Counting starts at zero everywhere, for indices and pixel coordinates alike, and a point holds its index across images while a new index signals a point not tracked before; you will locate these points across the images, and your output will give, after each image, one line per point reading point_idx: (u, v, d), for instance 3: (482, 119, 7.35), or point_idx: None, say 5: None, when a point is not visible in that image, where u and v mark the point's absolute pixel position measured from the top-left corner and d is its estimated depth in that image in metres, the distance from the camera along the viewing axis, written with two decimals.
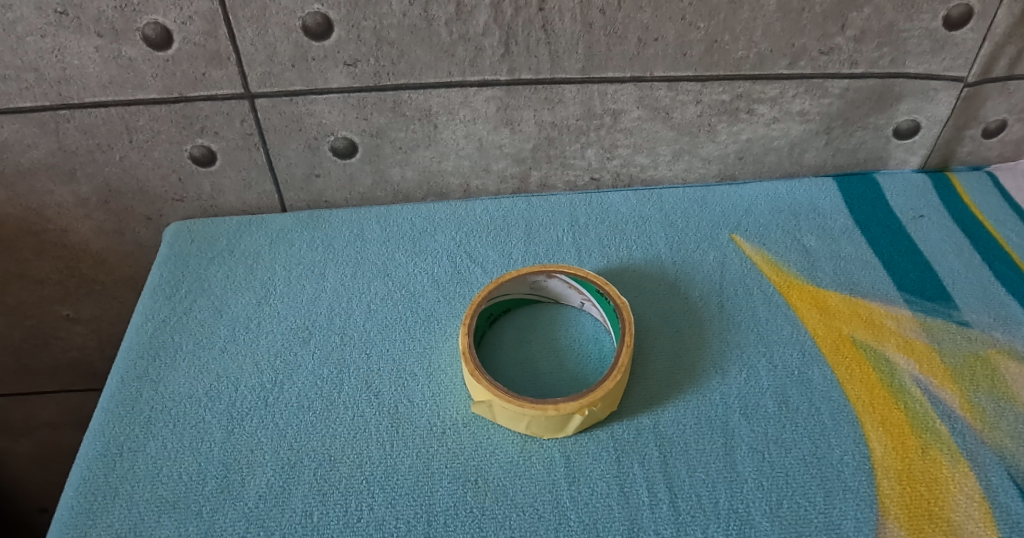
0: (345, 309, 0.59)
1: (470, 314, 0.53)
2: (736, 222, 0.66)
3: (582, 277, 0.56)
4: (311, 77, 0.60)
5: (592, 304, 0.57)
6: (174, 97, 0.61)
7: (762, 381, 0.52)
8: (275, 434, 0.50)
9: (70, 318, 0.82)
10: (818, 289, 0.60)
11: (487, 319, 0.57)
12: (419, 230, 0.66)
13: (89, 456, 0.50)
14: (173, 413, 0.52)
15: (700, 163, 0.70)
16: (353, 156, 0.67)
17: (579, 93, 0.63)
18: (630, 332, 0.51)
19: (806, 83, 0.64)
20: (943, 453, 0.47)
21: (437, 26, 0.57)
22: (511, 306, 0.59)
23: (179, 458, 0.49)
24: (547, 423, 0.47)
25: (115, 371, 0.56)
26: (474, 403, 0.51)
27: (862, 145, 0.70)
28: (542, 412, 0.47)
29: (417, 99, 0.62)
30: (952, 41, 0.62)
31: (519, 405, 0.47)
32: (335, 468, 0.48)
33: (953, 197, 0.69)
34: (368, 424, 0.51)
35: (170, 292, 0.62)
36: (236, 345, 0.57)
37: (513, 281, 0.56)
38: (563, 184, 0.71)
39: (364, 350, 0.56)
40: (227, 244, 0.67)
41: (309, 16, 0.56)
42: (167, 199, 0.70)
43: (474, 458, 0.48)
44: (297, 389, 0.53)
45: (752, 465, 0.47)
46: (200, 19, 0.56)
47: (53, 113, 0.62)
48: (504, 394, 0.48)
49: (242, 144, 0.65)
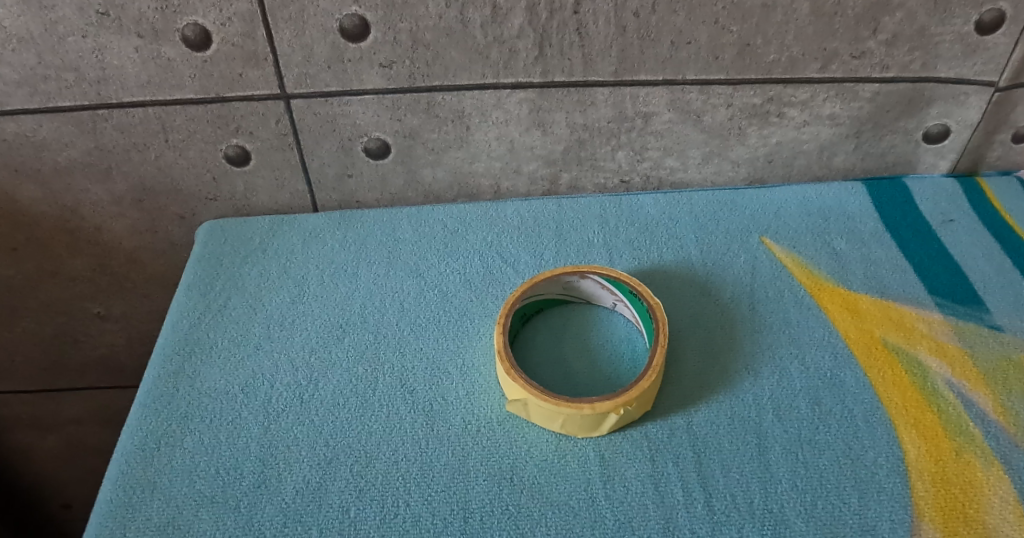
0: (379, 308, 0.60)
1: (505, 313, 0.54)
2: (766, 225, 0.67)
3: (615, 278, 0.56)
4: (346, 79, 0.61)
5: (624, 305, 0.57)
6: (211, 97, 0.62)
7: (795, 383, 0.53)
8: (311, 430, 0.51)
9: (100, 316, 0.83)
10: (849, 292, 0.60)
11: (520, 319, 0.57)
12: (450, 231, 0.67)
13: (127, 450, 0.51)
14: (209, 409, 0.53)
15: (729, 166, 0.70)
16: (386, 157, 0.67)
17: (610, 96, 0.63)
18: (664, 332, 0.52)
19: (837, 87, 0.64)
20: (977, 456, 0.47)
21: (473, 29, 0.57)
22: (543, 306, 0.60)
23: (217, 453, 0.50)
24: (582, 421, 0.48)
25: (151, 367, 0.57)
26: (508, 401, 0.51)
27: (891, 149, 0.70)
28: (578, 411, 0.47)
29: (450, 101, 0.62)
30: (984, 46, 0.62)
31: (555, 403, 0.47)
32: (371, 465, 0.48)
33: (982, 201, 0.69)
34: (403, 421, 0.51)
35: (205, 289, 0.63)
36: (270, 342, 0.58)
37: (546, 281, 0.57)
38: (592, 186, 0.71)
39: (397, 349, 0.57)
40: (259, 243, 0.67)
41: (346, 18, 0.57)
42: (201, 199, 0.71)
43: (509, 456, 0.48)
44: (332, 387, 0.54)
45: (786, 466, 0.47)
46: (239, 20, 0.57)
47: (92, 113, 0.63)
48: (539, 392, 0.48)
49: (276, 144, 0.66)
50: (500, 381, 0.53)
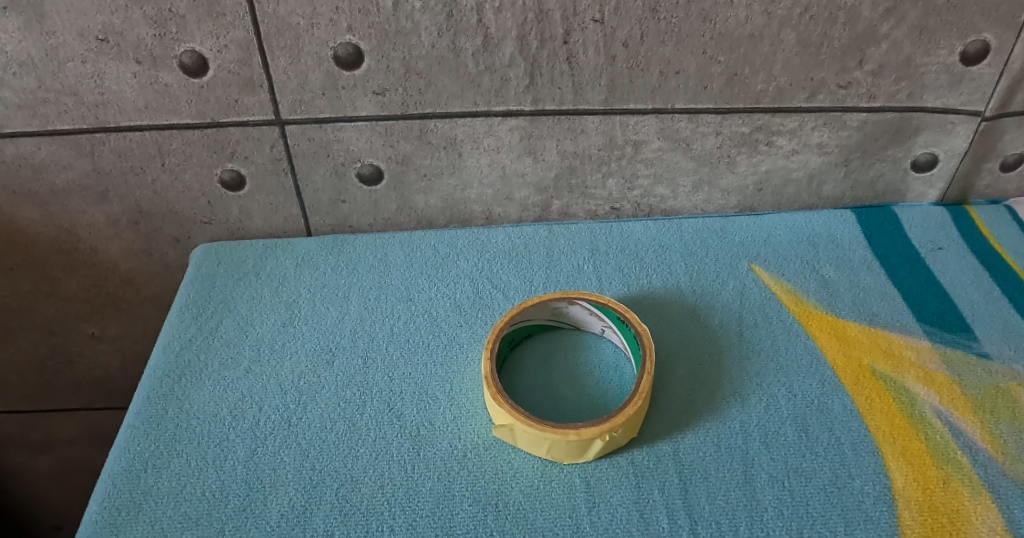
0: (369, 332, 0.60)
1: (493, 338, 0.54)
2: (755, 252, 0.67)
3: (603, 304, 0.56)
4: (340, 105, 0.62)
5: (612, 331, 0.58)
6: (207, 122, 0.63)
7: (782, 410, 0.53)
8: (298, 453, 0.51)
9: (94, 336, 0.83)
10: (838, 319, 0.60)
11: (509, 344, 0.57)
12: (441, 256, 0.68)
13: (114, 472, 0.51)
14: (197, 431, 0.53)
15: (719, 194, 0.71)
16: (379, 182, 0.68)
17: (600, 124, 0.64)
18: (650, 358, 0.52)
19: (825, 116, 0.65)
20: (964, 485, 0.47)
21: (464, 57, 0.59)
22: (532, 332, 0.60)
23: (203, 475, 0.50)
24: (568, 447, 0.48)
25: (141, 389, 0.57)
26: (495, 426, 0.51)
27: (880, 178, 0.71)
28: (564, 436, 0.47)
29: (442, 128, 0.63)
30: (970, 76, 0.63)
31: (541, 429, 0.47)
32: (357, 489, 0.48)
33: (971, 229, 0.69)
34: (390, 445, 0.51)
35: (197, 311, 0.63)
36: (260, 365, 0.58)
37: (535, 306, 0.57)
38: (583, 213, 0.72)
39: (387, 373, 0.57)
40: (253, 266, 0.68)
41: (341, 46, 0.58)
42: (196, 222, 0.72)
43: (495, 482, 0.48)
44: (320, 410, 0.54)
45: (772, 494, 0.47)
46: (236, 48, 0.58)
47: (89, 136, 0.64)
48: (525, 418, 0.49)
49: (271, 169, 0.67)
50: (487, 407, 0.53)
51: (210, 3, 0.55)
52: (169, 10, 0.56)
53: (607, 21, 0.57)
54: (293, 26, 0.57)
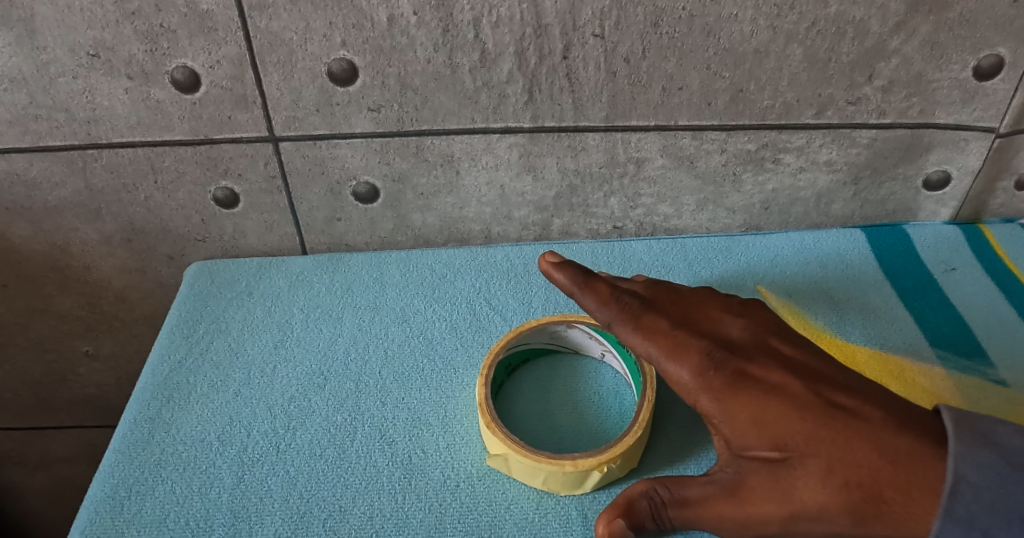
0: (362, 355, 0.59)
1: (488, 363, 0.52)
2: (762, 273, 0.65)
3: (603, 328, 0.55)
4: (335, 122, 0.60)
5: (613, 356, 0.56)
6: (200, 138, 0.62)
7: None
8: (286, 481, 0.49)
9: (89, 355, 0.82)
10: (847, 344, 0.57)
11: (506, 369, 0.56)
12: (438, 276, 0.66)
13: (97, 498, 0.49)
14: (183, 456, 0.52)
15: (724, 213, 0.69)
16: (375, 201, 0.67)
17: (602, 141, 0.62)
18: (651, 386, 0.50)
19: (833, 133, 0.63)
20: None
21: (462, 73, 0.57)
22: (531, 356, 0.58)
23: (188, 503, 0.48)
24: (564, 479, 0.46)
25: (127, 412, 0.56)
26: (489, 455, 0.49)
27: (890, 196, 0.69)
28: (560, 467, 0.45)
29: (439, 145, 0.62)
30: (983, 91, 0.61)
31: (536, 460, 0.46)
32: (346, 520, 0.46)
33: (985, 249, 0.67)
34: (381, 474, 0.49)
35: (187, 332, 0.62)
36: (250, 389, 0.56)
37: (533, 330, 0.55)
38: (585, 232, 0.70)
39: (379, 399, 0.55)
40: (246, 285, 0.66)
41: (335, 62, 0.57)
42: (190, 240, 0.70)
43: (488, 514, 0.46)
44: (310, 436, 0.52)
45: None
46: (228, 64, 0.57)
47: (81, 152, 0.62)
48: (520, 447, 0.47)
49: (265, 187, 0.66)
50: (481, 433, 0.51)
51: (201, 19, 0.54)
52: (160, 26, 0.55)
53: (607, 36, 0.55)
54: (286, 41, 0.55)
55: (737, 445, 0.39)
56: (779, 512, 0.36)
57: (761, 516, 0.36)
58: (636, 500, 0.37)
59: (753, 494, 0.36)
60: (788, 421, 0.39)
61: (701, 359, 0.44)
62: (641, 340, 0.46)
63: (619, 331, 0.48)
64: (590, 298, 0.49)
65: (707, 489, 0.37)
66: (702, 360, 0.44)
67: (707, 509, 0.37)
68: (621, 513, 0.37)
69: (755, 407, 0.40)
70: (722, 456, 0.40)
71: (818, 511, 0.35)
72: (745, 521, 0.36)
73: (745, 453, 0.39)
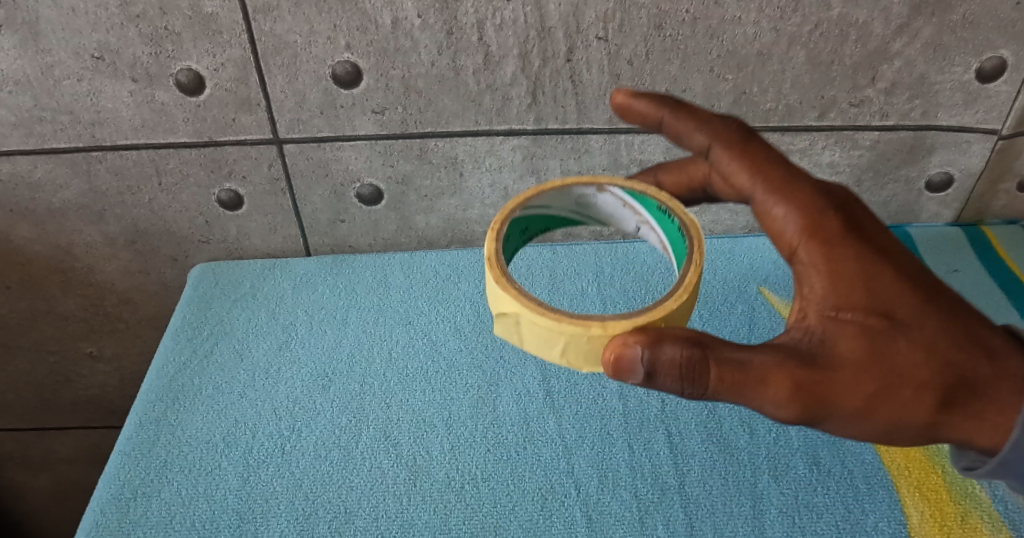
0: (367, 356, 0.59)
1: (502, 218, 0.38)
2: (765, 275, 0.65)
3: (639, 191, 0.41)
4: (339, 124, 0.61)
5: (651, 228, 0.42)
6: (204, 141, 0.62)
7: (792, 442, 0.51)
8: (291, 483, 0.50)
9: (92, 356, 0.82)
10: None
11: (521, 232, 0.42)
12: (442, 278, 0.66)
13: (103, 500, 0.49)
14: (189, 458, 0.52)
15: (727, 215, 0.69)
16: (378, 203, 0.67)
17: (605, 144, 0.62)
18: (699, 251, 0.35)
19: (836, 135, 0.63)
20: (984, 522, 0.45)
21: (465, 76, 0.57)
22: (553, 225, 0.46)
23: (194, 504, 0.49)
24: (591, 351, 0.33)
25: (133, 413, 0.56)
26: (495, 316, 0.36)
27: (893, 198, 0.69)
28: (556, 330, 0.32)
29: (443, 147, 0.62)
30: (986, 93, 0.61)
31: (556, 319, 0.32)
32: (351, 522, 0.47)
33: (988, 250, 0.67)
34: (386, 476, 0.50)
35: (192, 334, 0.62)
36: (255, 391, 0.57)
37: (556, 191, 0.41)
38: (588, 234, 0.70)
39: (384, 401, 0.55)
40: (251, 287, 0.67)
41: (339, 64, 0.57)
42: (193, 241, 0.70)
43: (493, 515, 0.47)
44: (314, 438, 0.53)
45: (781, 530, 0.45)
46: (232, 66, 0.57)
47: (85, 155, 0.63)
48: (533, 302, 0.33)
49: (268, 189, 0.66)
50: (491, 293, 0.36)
51: (206, 21, 0.54)
52: (165, 28, 0.55)
53: (611, 39, 0.56)
54: (290, 44, 0.56)
55: (830, 301, 0.31)
56: (872, 387, 0.29)
57: (845, 391, 0.29)
58: (668, 343, 0.28)
59: (847, 363, 0.29)
60: (901, 287, 0.31)
61: (814, 198, 0.33)
62: (737, 169, 0.37)
63: (715, 151, 0.39)
64: (678, 119, 0.40)
65: (782, 350, 0.29)
66: (822, 201, 0.33)
67: (775, 375, 0.28)
68: (644, 343, 0.29)
69: (869, 266, 0.31)
70: (808, 317, 0.31)
71: (903, 393, 0.29)
72: (824, 395, 0.29)
73: (840, 313, 0.30)
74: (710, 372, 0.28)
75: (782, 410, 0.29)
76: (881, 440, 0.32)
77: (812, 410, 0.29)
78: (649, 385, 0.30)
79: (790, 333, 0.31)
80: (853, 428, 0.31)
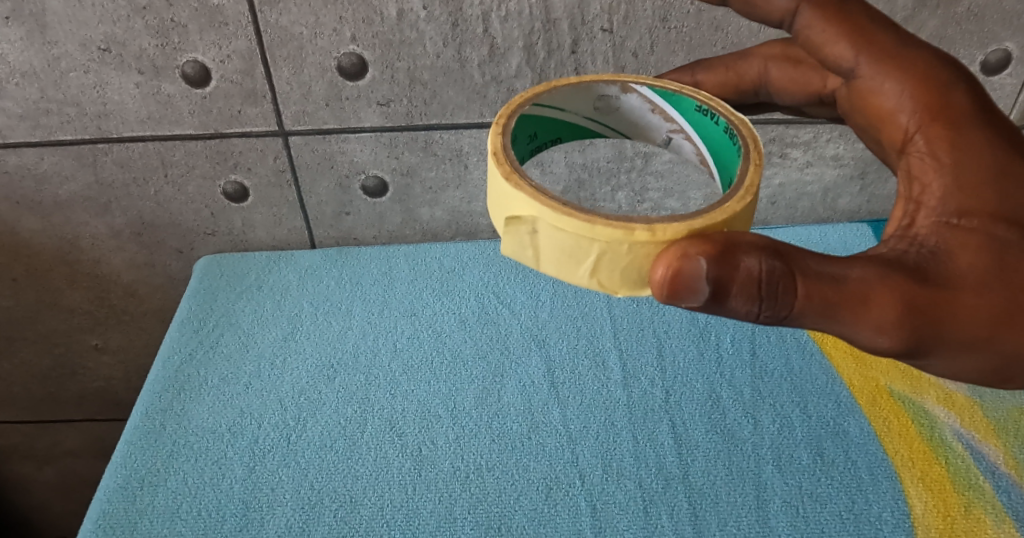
0: (372, 348, 0.59)
1: (507, 113, 0.34)
2: None
3: (672, 92, 0.38)
4: (344, 116, 0.61)
5: (686, 135, 0.39)
6: (210, 133, 0.62)
7: (796, 433, 0.51)
8: (297, 472, 0.50)
9: (97, 348, 0.82)
10: None
11: (531, 138, 0.38)
12: (446, 270, 0.66)
13: (110, 489, 0.50)
14: (195, 448, 0.52)
15: None
16: (383, 195, 0.67)
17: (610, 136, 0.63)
18: (756, 146, 0.32)
19: (841, 128, 0.63)
20: (987, 512, 0.46)
21: (470, 67, 0.57)
22: (566, 135, 0.41)
23: (200, 493, 0.49)
24: (627, 264, 0.28)
25: (139, 404, 0.56)
26: (503, 228, 0.30)
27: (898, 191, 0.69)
28: (588, 236, 0.27)
29: (448, 139, 0.62)
30: (991, 86, 0.61)
31: (588, 221, 0.27)
32: (356, 511, 0.47)
33: None
34: (391, 466, 0.50)
35: (197, 326, 0.62)
36: (261, 382, 0.57)
37: (574, 89, 0.38)
38: None
39: (389, 392, 0.55)
40: (255, 279, 0.67)
41: (345, 56, 0.57)
42: (199, 233, 0.71)
43: (498, 505, 0.47)
44: (320, 428, 0.53)
45: (786, 521, 0.45)
46: (238, 58, 0.57)
47: (91, 147, 0.63)
48: (559, 203, 0.28)
49: (274, 181, 0.66)
50: (496, 209, 0.32)
51: (212, 13, 0.54)
52: (171, 20, 0.55)
53: (616, 31, 0.56)
54: (295, 35, 0.56)
55: (951, 207, 0.30)
56: (988, 311, 0.28)
57: (959, 315, 0.27)
58: (742, 253, 0.25)
59: (959, 282, 0.28)
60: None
61: (929, 68, 0.34)
62: (835, 37, 0.36)
63: (804, 16, 0.37)
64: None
65: (883, 263, 0.28)
66: (940, 76, 0.34)
67: (886, 290, 0.26)
68: (712, 253, 0.25)
69: (987, 164, 0.31)
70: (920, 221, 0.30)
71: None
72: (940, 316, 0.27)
73: (959, 221, 0.29)
74: (797, 290, 0.26)
75: (882, 337, 0.27)
76: (988, 374, 0.31)
77: (921, 334, 0.27)
78: (712, 308, 0.26)
79: (894, 242, 0.30)
80: (959, 358, 0.29)
